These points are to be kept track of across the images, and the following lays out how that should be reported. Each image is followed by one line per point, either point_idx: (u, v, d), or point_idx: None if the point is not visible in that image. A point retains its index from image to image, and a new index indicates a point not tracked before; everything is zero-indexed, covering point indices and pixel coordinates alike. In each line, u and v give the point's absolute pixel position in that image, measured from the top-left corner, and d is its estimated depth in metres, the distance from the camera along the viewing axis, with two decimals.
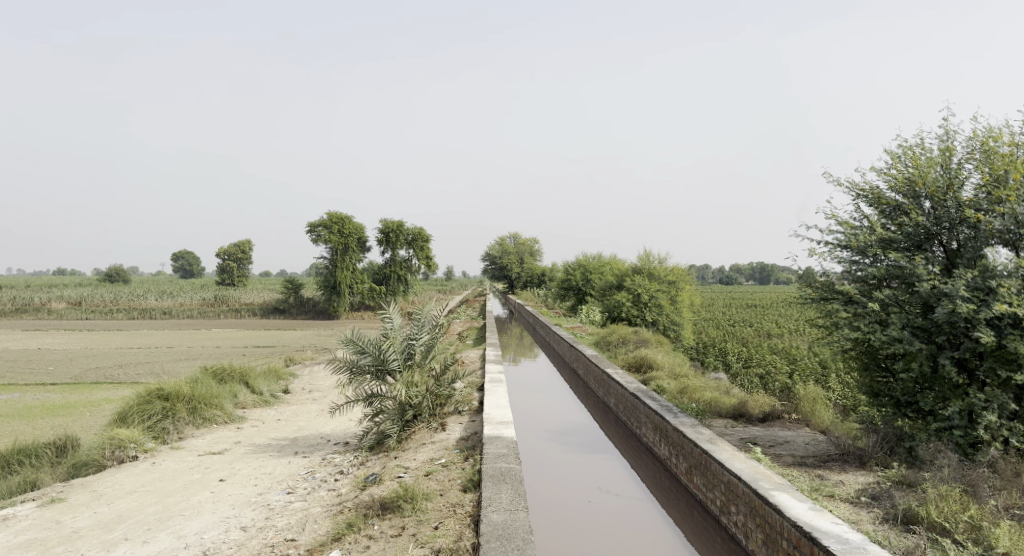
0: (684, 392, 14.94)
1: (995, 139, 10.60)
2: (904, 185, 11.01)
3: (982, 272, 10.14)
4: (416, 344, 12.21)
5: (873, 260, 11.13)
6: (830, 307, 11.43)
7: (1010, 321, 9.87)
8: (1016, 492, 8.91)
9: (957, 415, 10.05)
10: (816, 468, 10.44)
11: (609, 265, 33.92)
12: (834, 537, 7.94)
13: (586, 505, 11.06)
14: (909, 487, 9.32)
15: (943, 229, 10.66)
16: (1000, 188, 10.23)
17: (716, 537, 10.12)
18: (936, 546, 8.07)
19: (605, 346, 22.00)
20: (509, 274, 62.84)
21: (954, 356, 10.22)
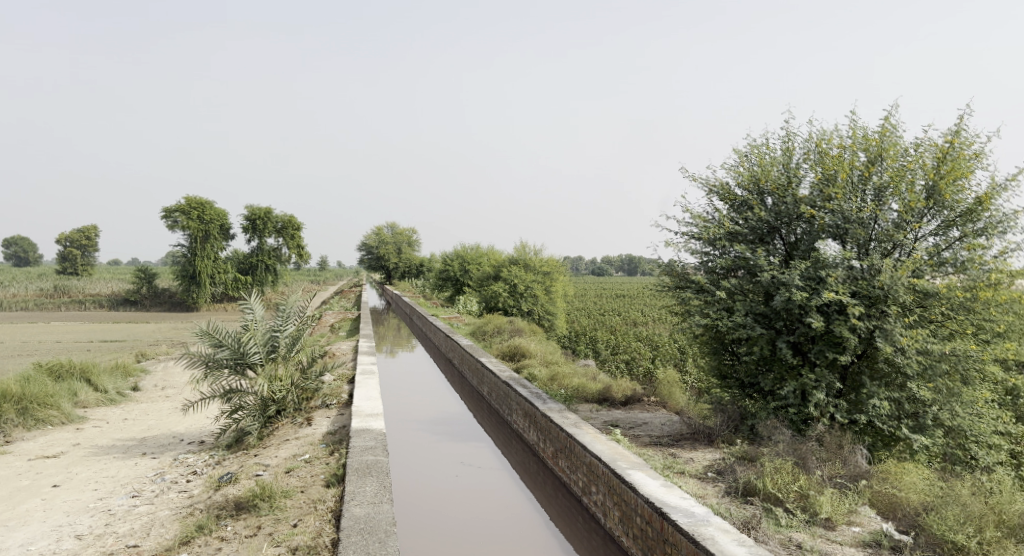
0: (554, 379, 15.29)
1: (827, 141, 11.47)
2: (750, 182, 11.75)
3: (814, 264, 10.98)
4: (280, 336, 11.82)
5: (721, 251, 11.84)
6: (684, 295, 12.09)
7: (837, 308, 10.76)
8: (840, 463, 9.71)
9: (792, 394, 10.87)
10: (670, 447, 10.98)
11: (487, 256, 34.17)
12: (681, 511, 8.31)
13: (451, 493, 11.16)
14: (750, 462, 10.00)
15: (783, 223, 11.45)
16: (830, 186, 11.08)
17: (579, 517, 10.48)
18: (770, 516, 8.69)
19: (480, 336, 22.18)
20: (386, 265, 62.08)
21: (790, 340, 11.04)
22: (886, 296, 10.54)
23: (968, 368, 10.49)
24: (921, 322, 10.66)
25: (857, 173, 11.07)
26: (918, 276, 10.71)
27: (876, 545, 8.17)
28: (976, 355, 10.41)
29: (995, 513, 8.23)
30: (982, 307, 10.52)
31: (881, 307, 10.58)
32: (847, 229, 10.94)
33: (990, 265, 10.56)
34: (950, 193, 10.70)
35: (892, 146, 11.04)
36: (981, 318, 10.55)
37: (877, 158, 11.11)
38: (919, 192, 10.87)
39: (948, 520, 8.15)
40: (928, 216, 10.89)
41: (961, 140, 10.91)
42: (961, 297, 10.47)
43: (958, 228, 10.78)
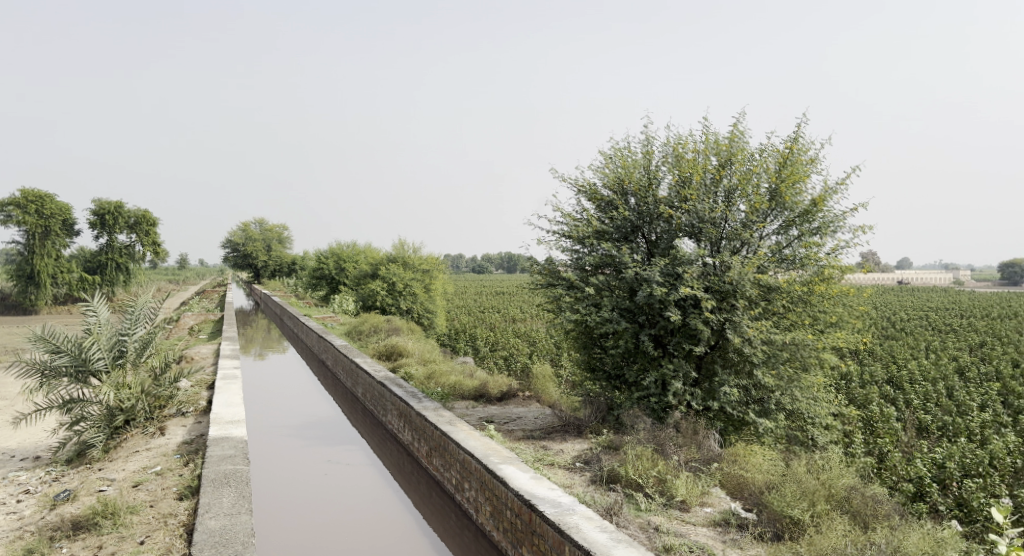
0: (431, 378, 15.11)
1: (683, 145, 11.93)
2: (614, 183, 12.02)
3: (672, 260, 11.38)
4: (128, 341, 11.18)
5: (590, 249, 12.09)
6: (555, 292, 12.24)
7: (692, 302, 11.22)
8: (694, 447, 10.18)
9: (653, 383, 11.28)
10: (541, 440, 11.09)
11: (364, 254, 33.45)
12: (549, 502, 8.29)
13: (317, 499, 10.78)
14: (614, 450, 10.24)
15: (644, 222, 11.82)
16: (686, 187, 11.52)
17: (451, 514, 10.37)
18: (631, 501, 8.94)
19: (356, 336, 21.66)
20: (254, 263, 59.75)
21: (652, 333, 11.42)
22: (734, 290, 11.09)
23: (806, 356, 11.20)
24: (765, 314, 11.30)
25: (709, 176, 11.56)
26: (762, 271, 11.34)
27: (724, 524, 8.56)
28: (813, 344, 11.15)
29: (825, 488, 8.82)
30: (817, 300, 11.33)
31: (730, 301, 11.14)
32: (701, 228, 11.43)
33: (823, 262, 11.35)
34: (790, 195, 11.39)
35: (740, 151, 11.61)
36: (816, 311, 11.36)
37: (727, 162, 11.65)
38: (762, 194, 11.49)
39: (787, 496, 8.62)
40: (771, 216, 11.54)
41: (799, 147, 11.64)
42: (799, 290, 11.24)
43: (796, 227, 11.51)
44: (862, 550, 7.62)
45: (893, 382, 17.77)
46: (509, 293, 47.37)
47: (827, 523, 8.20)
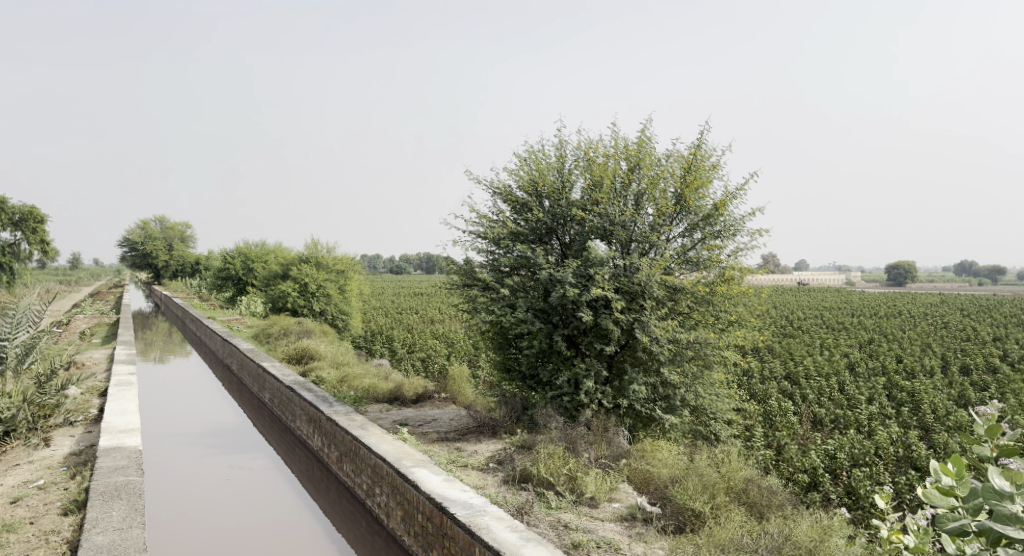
0: (343, 381, 14.80)
1: (594, 150, 12.11)
2: (528, 185, 12.07)
3: (585, 262, 11.51)
4: (8, 347, 10.73)
5: (505, 251, 12.09)
6: (471, 293, 12.19)
7: (604, 302, 11.39)
8: (605, 444, 10.37)
9: (566, 383, 11.38)
10: (455, 441, 11.03)
11: (274, 254, 32.56)
12: (460, 504, 8.22)
13: (219, 511, 10.37)
14: (528, 450, 10.27)
15: (558, 225, 11.92)
16: (597, 190, 11.68)
17: (361, 520, 10.14)
18: (542, 500, 8.98)
19: (264, 339, 21.04)
20: (154, 263, 57.36)
21: (565, 333, 11.54)
22: (643, 291, 11.32)
23: (709, 354, 11.56)
24: (671, 313, 11.59)
25: (619, 180, 11.76)
26: (668, 273, 11.63)
27: (631, 519, 8.72)
28: (714, 342, 11.52)
29: (725, 481, 9.11)
30: (719, 300, 11.70)
31: (639, 301, 11.37)
32: (612, 230, 11.62)
33: (724, 264, 11.73)
34: (694, 199, 11.72)
35: (648, 157, 11.86)
36: (718, 311, 11.72)
37: (635, 167, 11.89)
38: (668, 199, 11.79)
39: (688, 489, 8.85)
40: (676, 219, 11.86)
41: (703, 154, 11.99)
42: (703, 291, 11.59)
43: (700, 230, 11.86)
44: (756, 538, 7.88)
45: (792, 377, 18.52)
46: (423, 294, 47.05)
47: (725, 515, 8.43)
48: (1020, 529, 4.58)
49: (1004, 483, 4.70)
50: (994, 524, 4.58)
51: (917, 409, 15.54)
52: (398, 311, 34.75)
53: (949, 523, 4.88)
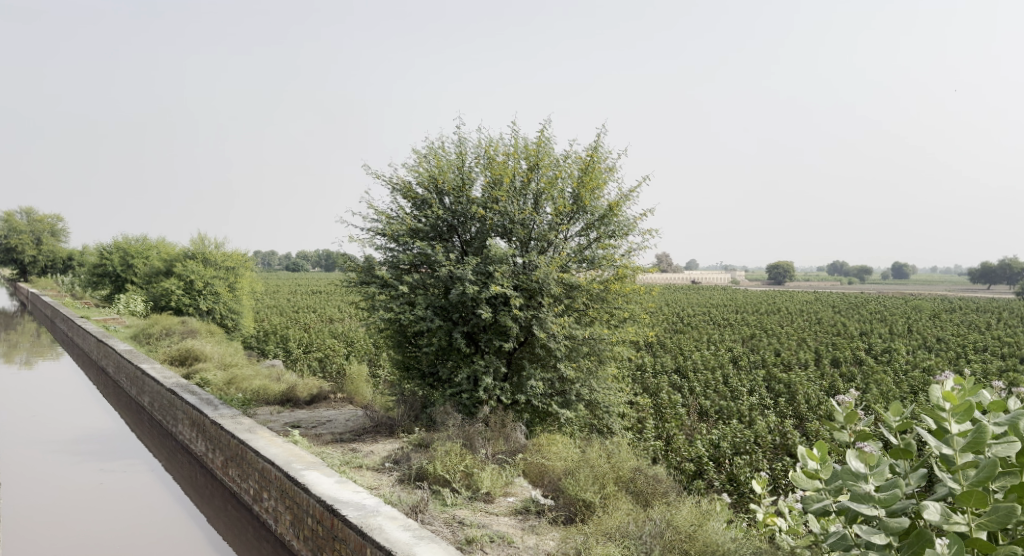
0: (231, 383, 14.38)
1: (494, 148, 12.26)
2: (428, 181, 12.09)
3: (484, 259, 11.66)
4: None
5: (404, 248, 12.05)
6: (369, 290, 12.08)
7: (503, 299, 11.58)
8: (502, 440, 10.59)
9: (465, 380, 11.49)
10: (350, 443, 10.95)
11: (156, 250, 31.17)
12: (352, 505, 8.17)
13: (94, 526, 9.88)
14: (424, 448, 10.32)
15: (459, 222, 12.02)
16: (497, 188, 11.85)
17: (248, 526, 9.88)
18: (437, 498, 9.05)
19: (145, 339, 20.14)
20: (22, 259, 53.74)
21: (464, 331, 11.65)
22: (541, 289, 11.58)
23: (602, 349, 11.95)
24: (567, 310, 11.90)
25: (519, 179, 11.99)
26: (564, 270, 11.93)
27: (525, 512, 8.96)
28: (608, 338, 11.92)
29: (614, 471, 9.51)
30: (612, 297, 12.11)
31: (537, 299, 11.61)
32: (511, 228, 11.82)
33: (618, 262, 12.13)
34: (590, 199, 12.07)
35: (546, 157, 12.14)
36: (612, 307, 12.14)
37: (534, 167, 12.14)
38: (566, 198, 12.09)
39: (580, 481, 9.16)
40: (573, 218, 12.17)
41: (598, 156, 12.36)
42: (597, 289, 11.93)
43: (596, 230, 12.22)
44: (641, 525, 8.25)
45: (682, 371, 19.31)
46: (317, 292, 46.19)
47: (613, 505, 8.76)
48: (872, 507, 5.02)
49: (860, 466, 5.15)
50: (852, 501, 5.01)
51: (793, 400, 16.54)
52: (289, 309, 33.98)
53: (812, 504, 5.31)
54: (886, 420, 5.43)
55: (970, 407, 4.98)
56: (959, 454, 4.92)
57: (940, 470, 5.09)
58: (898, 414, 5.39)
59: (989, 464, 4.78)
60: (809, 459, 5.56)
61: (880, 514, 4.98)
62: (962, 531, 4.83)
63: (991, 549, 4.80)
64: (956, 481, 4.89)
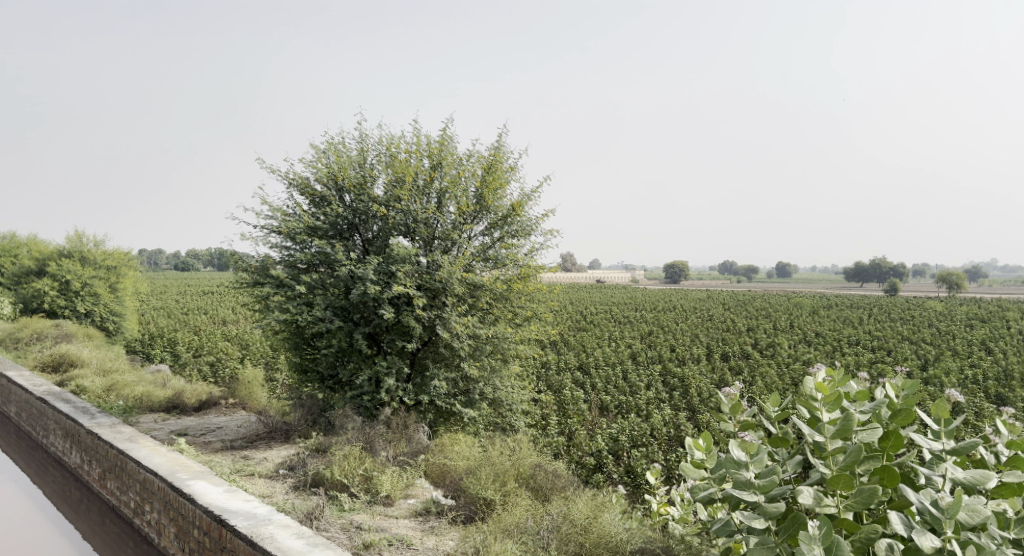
0: (111, 390, 13.64)
1: (396, 145, 12.11)
2: (327, 178, 11.79)
3: (386, 259, 11.52)
4: None
5: (301, 246, 11.70)
6: (263, 291, 11.64)
7: (405, 299, 11.47)
8: (404, 441, 10.49)
9: (366, 382, 11.28)
10: (242, 450, 10.59)
11: (27, 249, 29.21)
12: (241, 515, 7.89)
13: None
14: (322, 453, 10.06)
15: (360, 220, 11.81)
16: (400, 186, 11.72)
17: (128, 542, 9.38)
18: (334, 503, 8.87)
19: (14, 345, 18.83)
20: None
21: (366, 331, 11.44)
22: (444, 288, 11.53)
23: (507, 348, 12.03)
24: (471, 310, 11.90)
25: (421, 178, 11.91)
26: (468, 270, 11.93)
27: (425, 513, 8.92)
28: (511, 337, 12.01)
29: (514, 468, 9.59)
30: (515, 296, 12.19)
31: (440, 298, 11.57)
32: (414, 227, 11.72)
33: (521, 261, 12.22)
34: (493, 199, 12.11)
35: (450, 156, 12.10)
36: (515, 307, 12.22)
37: (437, 166, 12.08)
38: (469, 198, 12.08)
39: (481, 480, 9.20)
40: (477, 218, 12.17)
41: (502, 155, 12.42)
42: (500, 288, 11.98)
43: (499, 229, 12.26)
44: (539, 520, 8.36)
45: (582, 368, 19.64)
46: (208, 293, 44.48)
47: (513, 501, 8.85)
48: (752, 493, 5.63)
49: (742, 454, 5.78)
50: (734, 487, 5.61)
51: (686, 393, 17.14)
52: (177, 311, 32.59)
53: (699, 492, 5.92)
54: (767, 411, 6.11)
55: (839, 397, 5.71)
56: (829, 441, 5.64)
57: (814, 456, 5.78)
58: (776, 405, 6.12)
59: (855, 450, 5.47)
60: (698, 450, 6.24)
61: (759, 499, 5.60)
62: (831, 512, 5.49)
63: (855, 528, 5.48)
64: (827, 466, 5.58)
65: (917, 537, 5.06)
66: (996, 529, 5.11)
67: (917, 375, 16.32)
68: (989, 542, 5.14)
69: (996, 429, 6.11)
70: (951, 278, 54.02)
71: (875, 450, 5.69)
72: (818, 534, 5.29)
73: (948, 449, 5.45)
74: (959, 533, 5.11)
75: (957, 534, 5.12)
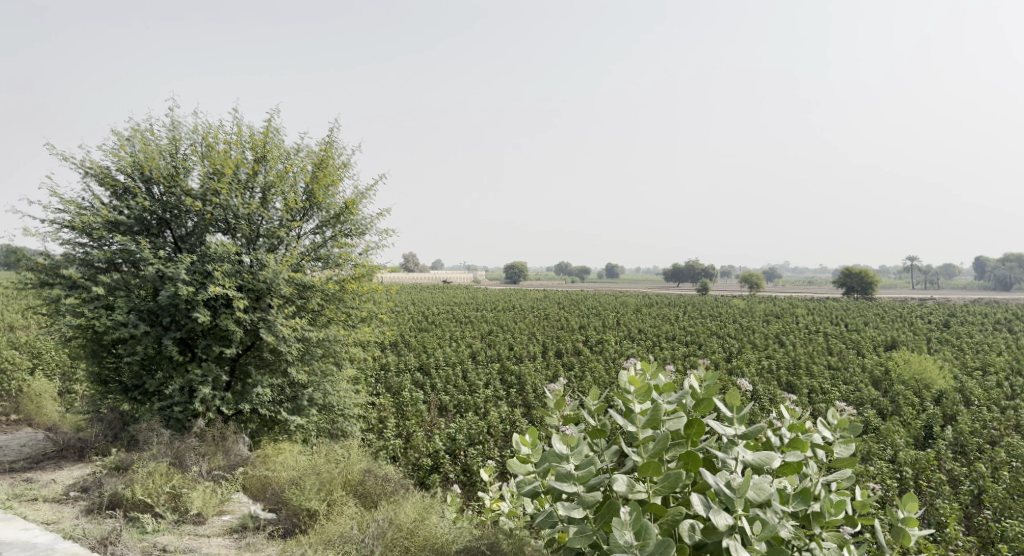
0: None
1: (213, 135, 11.33)
2: (132, 168, 10.78)
3: (201, 257, 10.75)
4: None
5: (99, 243, 10.62)
6: (53, 293, 10.44)
7: (224, 301, 10.74)
8: (220, 455, 9.81)
9: (177, 392, 10.42)
10: (26, 471, 9.52)
11: None
12: (18, 545, 7.61)
13: None
14: (122, 471, 9.14)
15: (171, 215, 10.90)
16: (217, 180, 10.96)
17: None
18: (135, 525, 8.15)
19: None
20: None
21: (176, 336, 10.56)
22: (269, 289, 10.94)
23: (339, 350, 11.56)
24: (299, 312, 11.34)
25: (244, 171, 11.20)
26: (296, 270, 11.36)
27: (241, 529, 8.40)
28: (344, 339, 11.53)
29: (342, 475, 9.21)
30: (349, 297, 11.74)
31: (265, 300, 10.96)
32: (235, 224, 11.02)
33: (355, 261, 11.80)
34: (324, 196, 11.62)
35: (275, 149, 11.46)
36: (349, 307, 11.77)
37: (261, 159, 11.40)
38: (297, 194, 11.54)
39: (305, 490, 8.83)
40: (306, 215, 11.63)
41: (333, 151, 11.94)
42: (332, 288, 11.49)
43: (331, 228, 11.78)
44: (365, 528, 8.11)
45: (422, 368, 19.36)
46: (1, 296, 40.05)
47: (337, 509, 8.57)
48: (572, 484, 6.32)
49: (563, 447, 6.44)
50: (556, 479, 6.28)
51: (523, 390, 17.30)
52: None
53: (525, 485, 6.49)
54: (587, 405, 6.76)
55: (648, 389, 6.46)
56: (640, 430, 6.38)
57: (627, 445, 6.50)
58: (596, 398, 6.76)
59: (662, 438, 6.28)
60: (524, 444, 6.76)
61: (578, 489, 6.29)
62: (642, 497, 6.26)
63: (662, 512, 6.28)
64: (639, 453, 6.34)
65: (714, 516, 6.06)
66: (777, 504, 6.13)
67: (724, 365, 17.45)
68: (772, 514, 6.16)
69: (779, 413, 6.99)
70: (753, 277, 58.52)
71: (681, 437, 6.47)
72: (629, 520, 6.09)
73: (739, 434, 6.43)
74: (747, 509, 6.14)
75: (746, 510, 6.14)
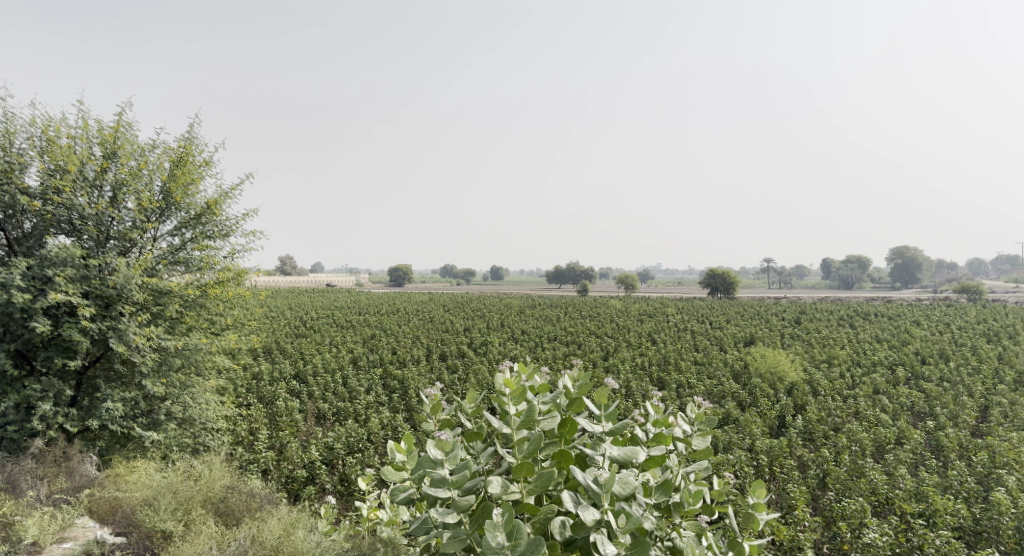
0: None
1: (53, 129, 10.47)
2: None
3: (40, 262, 9.88)
4: None
5: None
6: None
7: (67, 310, 9.92)
8: (63, 476, 9.01)
9: (12, 409, 9.51)
10: None
11: None
12: None
13: None
14: None
15: (4, 215, 9.97)
16: (58, 177, 10.09)
17: None
18: None
19: None
20: None
21: (10, 349, 9.67)
22: (119, 295, 10.18)
23: (200, 360, 10.88)
24: (155, 319, 10.60)
25: (90, 168, 10.38)
26: (151, 275, 10.62)
27: None
28: (206, 348, 10.88)
29: (202, 492, 8.67)
30: (212, 303, 11.06)
31: (115, 308, 10.19)
32: (80, 225, 10.21)
33: (218, 265, 11.15)
34: (182, 195, 10.92)
35: (126, 145, 10.66)
36: (212, 314, 11.10)
37: (111, 155, 10.58)
38: (153, 193, 10.82)
39: (159, 510, 8.32)
40: (163, 216, 10.91)
41: (193, 148, 11.27)
42: (193, 294, 10.80)
43: (190, 230, 11.10)
44: (224, 548, 7.67)
45: (298, 376, 18.65)
46: None
47: (195, 529, 8.12)
48: (447, 489, 6.19)
49: (438, 453, 6.28)
50: (430, 485, 6.14)
51: (405, 395, 16.93)
52: None
53: (400, 493, 6.32)
54: (463, 408, 6.60)
55: (523, 391, 6.39)
56: (515, 431, 6.31)
57: (502, 446, 6.41)
58: (472, 401, 6.61)
59: (536, 437, 6.23)
60: (398, 452, 6.49)
61: (453, 494, 6.17)
62: (516, 498, 6.18)
63: (535, 510, 6.20)
64: (513, 454, 6.27)
65: (582, 512, 6.07)
66: (641, 497, 6.20)
67: (600, 364, 17.71)
68: (636, 507, 6.22)
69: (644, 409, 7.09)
70: (629, 277, 60.16)
71: (554, 436, 6.43)
72: (501, 521, 6.02)
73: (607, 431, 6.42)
74: (613, 503, 6.15)
75: (613, 504, 6.16)
